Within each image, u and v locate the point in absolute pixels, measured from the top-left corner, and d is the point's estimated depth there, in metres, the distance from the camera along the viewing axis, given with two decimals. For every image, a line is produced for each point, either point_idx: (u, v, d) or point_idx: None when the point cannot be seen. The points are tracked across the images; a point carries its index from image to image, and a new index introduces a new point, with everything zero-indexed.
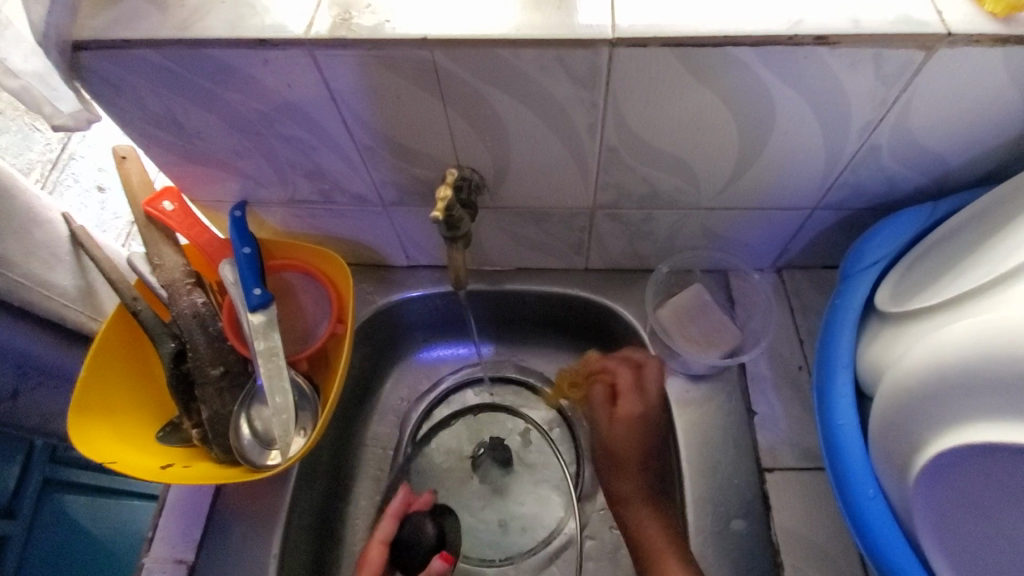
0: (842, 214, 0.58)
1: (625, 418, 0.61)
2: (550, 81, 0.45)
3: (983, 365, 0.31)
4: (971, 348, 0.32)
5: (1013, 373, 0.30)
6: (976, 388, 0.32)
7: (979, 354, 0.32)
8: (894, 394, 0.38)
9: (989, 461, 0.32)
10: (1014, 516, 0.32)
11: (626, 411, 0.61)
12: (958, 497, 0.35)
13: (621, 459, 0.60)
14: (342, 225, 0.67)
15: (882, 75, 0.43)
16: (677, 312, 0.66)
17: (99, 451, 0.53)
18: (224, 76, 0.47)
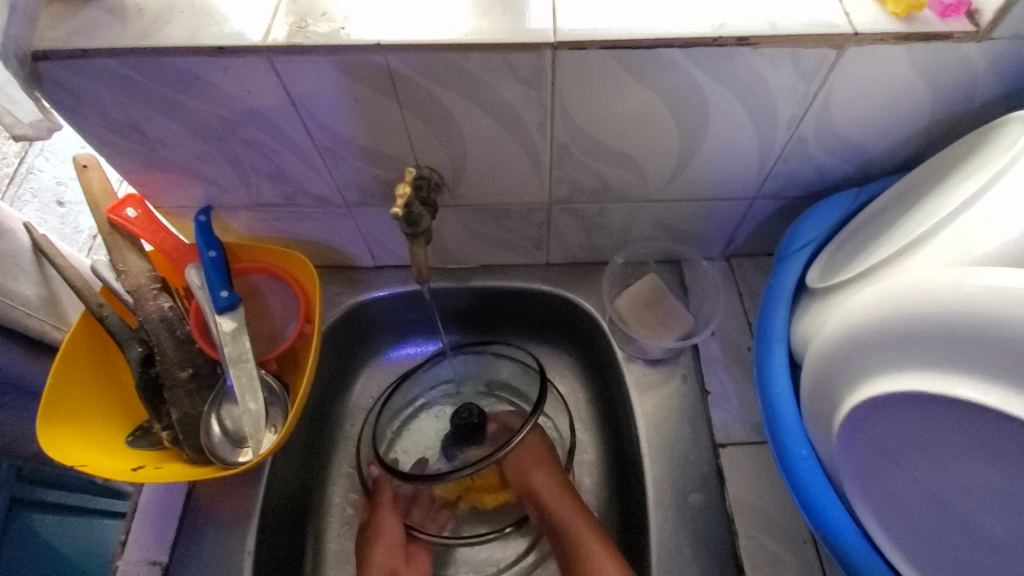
0: (780, 203, 0.62)
1: (532, 472, 0.68)
2: (498, 81, 0.48)
3: (886, 327, 0.35)
4: (877, 312, 0.36)
5: (910, 330, 0.34)
6: (881, 347, 0.36)
7: (883, 317, 0.36)
8: (818, 357, 0.41)
9: (897, 411, 0.36)
10: (919, 459, 0.37)
11: (525, 464, 0.69)
12: (875, 446, 0.39)
13: (540, 491, 0.67)
14: (308, 227, 0.68)
15: (802, 72, 0.47)
16: (635, 297, 0.69)
17: (68, 455, 0.53)
18: (185, 82, 0.49)
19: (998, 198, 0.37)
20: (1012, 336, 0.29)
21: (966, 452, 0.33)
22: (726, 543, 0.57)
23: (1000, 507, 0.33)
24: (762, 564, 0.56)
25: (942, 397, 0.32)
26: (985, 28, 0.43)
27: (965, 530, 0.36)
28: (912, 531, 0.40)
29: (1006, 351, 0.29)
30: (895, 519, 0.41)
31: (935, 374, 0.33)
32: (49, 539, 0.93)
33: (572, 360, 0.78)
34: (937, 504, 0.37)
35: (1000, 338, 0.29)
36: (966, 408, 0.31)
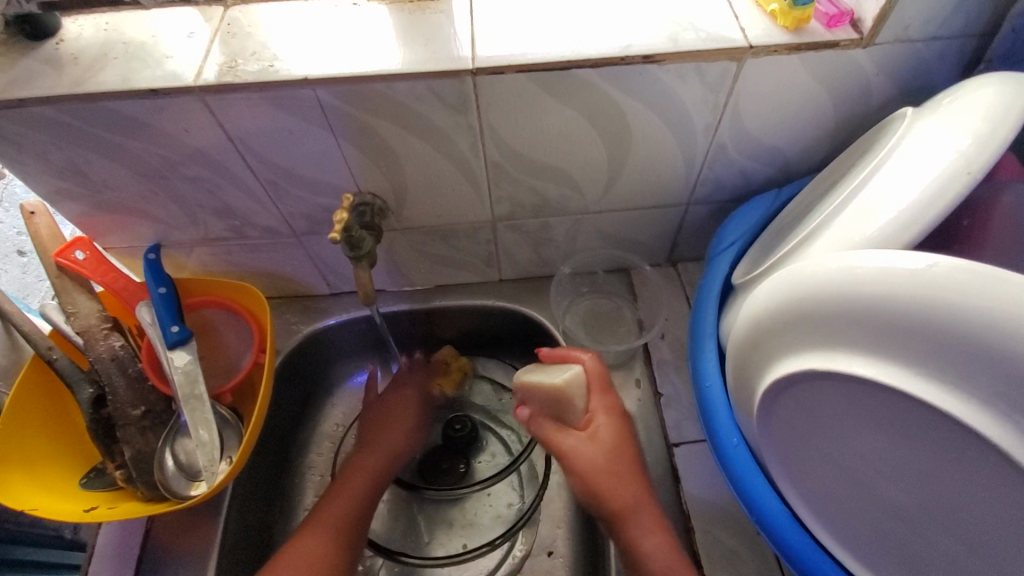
0: (713, 207, 0.65)
1: (618, 457, 0.53)
2: (426, 107, 0.50)
3: (779, 313, 0.38)
4: (773, 299, 0.39)
5: (795, 314, 0.37)
6: (776, 333, 0.38)
7: (775, 302, 0.38)
8: (734, 346, 0.44)
9: (798, 390, 0.38)
10: (823, 435, 0.39)
11: (601, 459, 0.53)
12: (787, 427, 0.42)
13: (625, 502, 0.52)
14: (260, 259, 0.69)
15: (709, 84, 0.50)
16: (604, 396, 0.55)
17: (19, 500, 0.53)
18: (123, 125, 0.50)
19: (882, 181, 0.38)
20: (890, 313, 0.31)
21: (862, 423, 0.36)
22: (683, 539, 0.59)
23: (896, 473, 0.36)
24: (718, 559, 0.57)
25: (833, 373, 0.35)
26: (867, 35, 0.47)
27: (869, 497, 0.39)
28: (827, 503, 0.43)
29: (881, 326, 0.32)
30: (811, 492, 0.44)
31: (831, 353, 0.35)
32: None
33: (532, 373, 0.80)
34: (847, 475, 0.40)
35: (881, 315, 0.32)
36: (857, 382, 0.34)
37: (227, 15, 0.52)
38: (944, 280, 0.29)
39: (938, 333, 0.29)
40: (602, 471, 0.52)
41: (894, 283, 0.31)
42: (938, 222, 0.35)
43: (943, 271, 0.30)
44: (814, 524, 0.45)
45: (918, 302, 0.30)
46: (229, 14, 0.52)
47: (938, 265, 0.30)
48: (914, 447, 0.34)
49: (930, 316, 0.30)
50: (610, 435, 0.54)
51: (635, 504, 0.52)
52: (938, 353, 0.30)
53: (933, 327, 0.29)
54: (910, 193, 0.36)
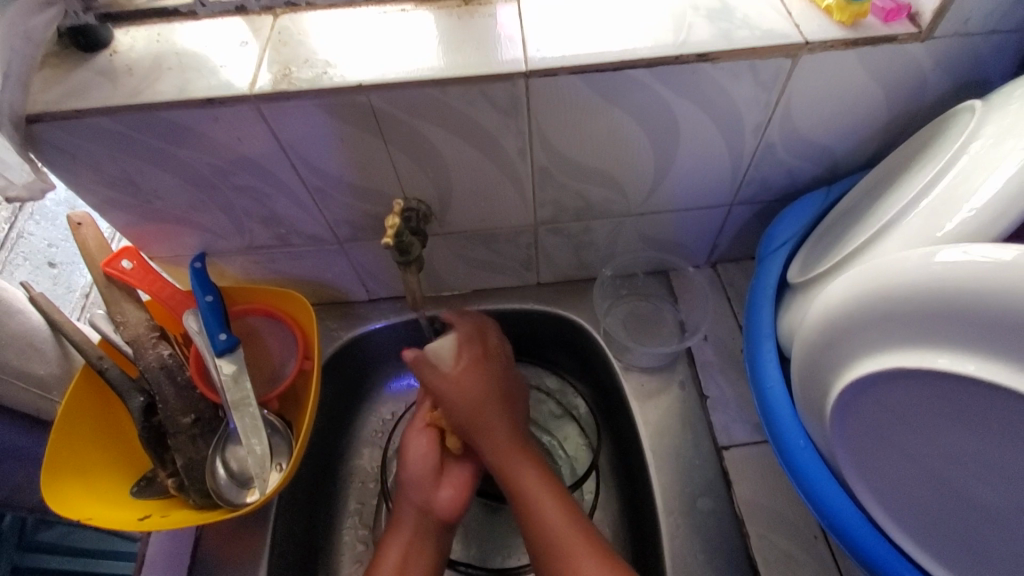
0: (757, 207, 0.65)
1: (490, 405, 0.58)
2: (476, 111, 0.50)
3: (857, 309, 0.38)
4: (849, 296, 0.38)
5: (874, 310, 0.36)
6: (851, 332, 0.38)
7: (851, 299, 0.38)
8: (803, 347, 0.43)
9: (877, 390, 0.38)
10: (902, 435, 0.39)
11: (472, 395, 0.58)
12: (862, 426, 0.41)
13: (494, 440, 0.57)
14: (302, 266, 0.69)
15: (762, 82, 0.49)
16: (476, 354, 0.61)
17: (76, 510, 0.53)
18: (176, 134, 0.51)
19: (958, 174, 0.38)
20: (984, 306, 0.30)
21: (948, 421, 0.35)
22: (738, 544, 0.58)
23: (986, 474, 0.35)
24: (775, 564, 0.56)
25: (918, 370, 0.34)
26: (926, 28, 0.46)
27: (952, 496, 0.38)
28: (906, 503, 0.42)
29: (973, 321, 0.31)
30: (887, 494, 0.43)
31: (914, 350, 0.34)
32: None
33: (572, 374, 0.79)
34: (929, 475, 0.39)
35: (968, 308, 0.31)
36: (944, 378, 0.33)
37: (277, 24, 0.53)
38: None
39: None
40: (461, 407, 0.58)
41: (989, 275, 0.30)
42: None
43: None
44: (889, 527, 0.45)
45: (1007, 295, 0.29)
46: (279, 23, 0.53)
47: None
48: (1008, 445, 0.33)
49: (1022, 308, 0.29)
50: (489, 402, 0.58)
51: (517, 461, 0.56)
52: None
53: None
54: (991, 186, 0.35)
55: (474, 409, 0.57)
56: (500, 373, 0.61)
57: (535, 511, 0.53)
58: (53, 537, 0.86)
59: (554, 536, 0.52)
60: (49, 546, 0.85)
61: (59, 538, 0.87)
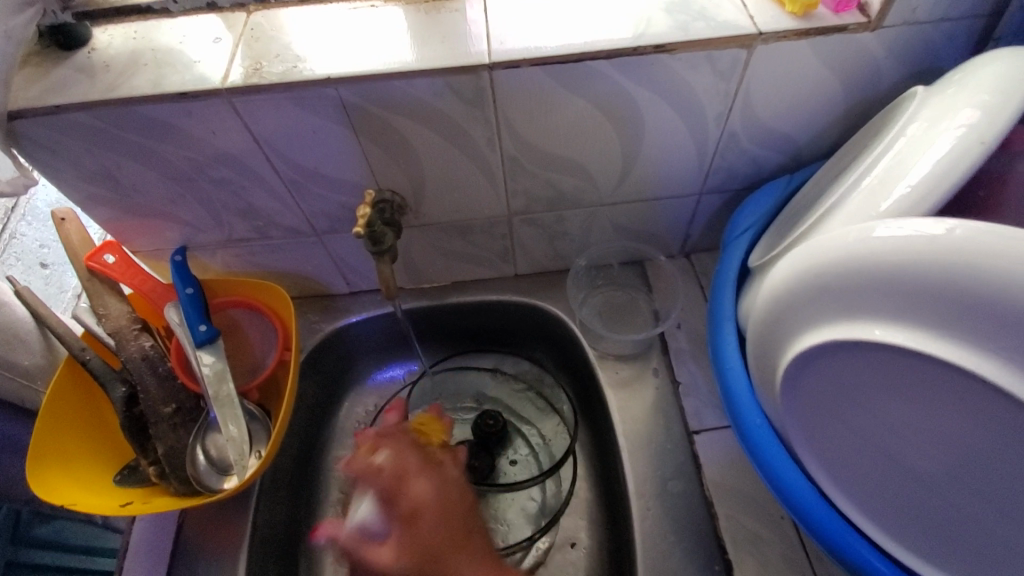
0: (725, 196, 0.66)
1: (435, 518, 0.51)
2: (443, 103, 0.51)
3: (801, 286, 0.39)
4: (793, 273, 0.39)
5: (816, 286, 0.38)
6: (795, 308, 0.40)
7: (796, 276, 0.39)
8: (756, 322, 0.44)
9: (819, 363, 0.39)
10: (845, 408, 0.40)
11: (433, 499, 0.52)
12: (809, 400, 0.43)
13: (450, 567, 0.50)
14: (282, 259, 0.71)
15: (720, 72, 0.51)
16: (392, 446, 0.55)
17: (59, 496, 0.55)
18: (152, 128, 0.52)
19: (897, 153, 0.39)
20: (918, 278, 0.32)
21: (884, 392, 0.37)
22: (707, 524, 0.59)
23: (922, 440, 0.37)
24: (743, 543, 0.57)
25: (856, 342, 0.36)
26: (875, 18, 0.48)
27: (892, 464, 0.40)
28: (851, 474, 0.44)
29: (907, 293, 0.33)
30: (835, 466, 0.45)
31: (852, 322, 0.36)
32: None
33: (551, 366, 0.81)
34: (873, 446, 0.41)
35: (903, 281, 0.33)
36: (879, 349, 0.35)
37: (250, 20, 0.54)
38: (965, 243, 0.30)
39: (961, 297, 0.30)
40: (413, 551, 0.50)
41: (924, 248, 0.32)
42: (954, 186, 0.35)
43: (964, 235, 0.30)
44: (841, 501, 0.46)
45: (939, 267, 0.31)
46: (252, 19, 0.54)
47: (960, 228, 0.31)
48: (940, 411, 0.35)
49: (952, 280, 0.30)
50: (432, 511, 0.52)
51: (456, 563, 0.50)
52: (961, 316, 0.31)
53: (956, 291, 0.30)
54: (925, 163, 0.37)
55: (428, 549, 0.50)
56: (437, 471, 0.55)
57: None
58: (46, 533, 0.89)
59: None
60: (42, 542, 0.89)
61: (52, 535, 0.90)
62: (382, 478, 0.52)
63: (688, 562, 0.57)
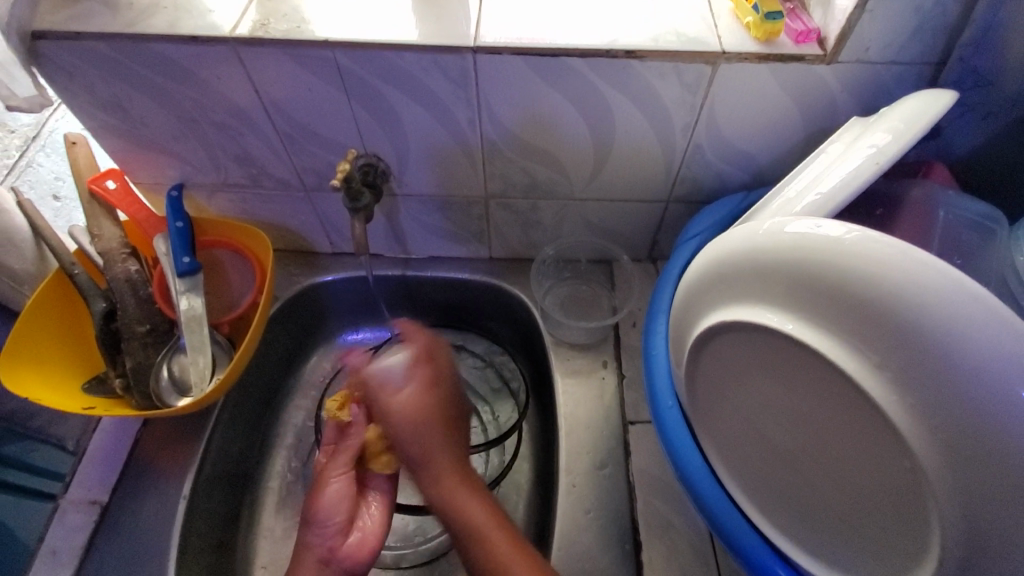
0: (690, 206, 0.70)
1: (421, 421, 0.55)
2: (429, 78, 0.56)
3: (717, 268, 0.42)
4: (714, 256, 0.43)
5: (728, 269, 0.41)
6: (711, 289, 0.43)
7: (716, 259, 0.42)
8: (679, 300, 0.48)
9: (723, 342, 0.43)
10: (744, 391, 0.44)
11: (425, 405, 0.56)
12: (717, 381, 0.46)
13: (439, 470, 0.53)
14: (271, 210, 0.75)
15: (686, 84, 0.55)
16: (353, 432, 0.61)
17: (26, 390, 0.59)
18: (163, 66, 0.57)
19: (821, 166, 0.43)
20: (808, 274, 0.35)
21: (773, 375, 0.41)
22: (626, 507, 0.62)
23: (801, 426, 0.41)
24: (655, 528, 0.61)
25: (750, 325, 0.39)
26: (830, 51, 0.52)
27: (773, 448, 0.44)
28: (741, 458, 0.48)
29: (796, 284, 0.36)
30: (732, 453, 0.49)
31: (751, 306, 0.39)
32: None
33: (512, 350, 0.85)
34: (762, 433, 0.45)
35: (796, 274, 0.36)
36: (767, 333, 0.39)
37: None
38: (853, 246, 0.33)
39: (840, 295, 0.34)
40: (427, 420, 0.55)
41: (818, 248, 0.35)
42: (860, 191, 0.39)
43: (851, 241, 0.34)
44: (734, 488, 0.50)
45: (827, 265, 0.34)
46: None
47: (854, 234, 0.34)
48: (814, 397, 0.39)
49: (835, 277, 0.34)
50: (422, 419, 0.55)
51: (449, 485, 0.53)
52: (835, 309, 0.34)
53: (836, 288, 0.34)
54: (840, 171, 0.40)
55: (422, 441, 0.54)
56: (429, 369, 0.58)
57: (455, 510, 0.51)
58: None
59: (475, 525, 0.51)
60: None
61: None
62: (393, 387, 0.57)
63: (601, 539, 0.61)
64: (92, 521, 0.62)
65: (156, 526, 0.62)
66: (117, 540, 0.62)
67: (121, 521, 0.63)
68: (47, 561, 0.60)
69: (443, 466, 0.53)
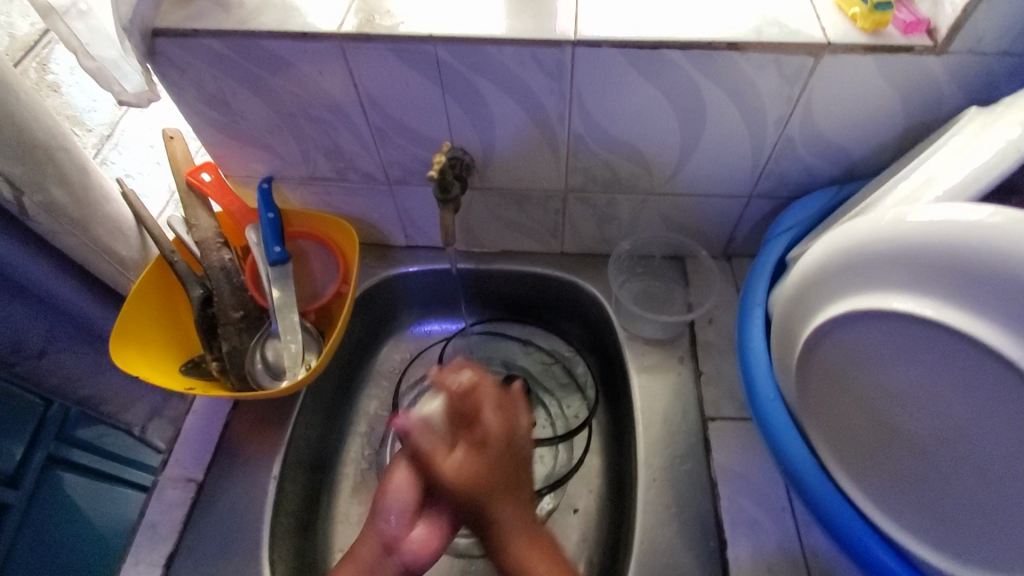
0: (773, 201, 0.69)
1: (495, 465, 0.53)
2: (526, 72, 0.57)
3: (836, 255, 0.43)
4: (830, 245, 0.44)
5: (850, 256, 0.42)
6: (828, 278, 0.44)
7: (835, 247, 0.43)
8: (789, 293, 0.49)
9: (838, 332, 0.44)
10: (860, 381, 0.45)
11: (480, 467, 0.52)
12: (828, 372, 0.47)
13: (499, 506, 0.52)
14: (353, 203, 0.78)
15: (785, 77, 0.55)
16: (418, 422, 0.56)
17: (135, 369, 0.62)
18: (270, 63, 0.59)
19: (936, 165, 0.45)
20: (946, 256, 0.36)
21: (896, 363, 0.42)
22: (708, 503, 0.62)
23: (927, 416, 0.41)
24: (741, 525, 0.60)
25: (877, 311, 0.40)
26: (941, 42, 0.51)
27: (886, 430, 0.45)
28: (848, 440, 0.49)
29: (934, 266, 0.37)
30: (842, 445, 0.49)
31: (878, 292, 0.40)
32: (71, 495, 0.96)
33: (580, 345, 0.85)
34: (881, 425, 0.45)
35: (934, 256, 0.36)
36: (897, 317, 0.39)
37: None
38: (997, 227, 0.34)
39: (988, 273, 0.34)
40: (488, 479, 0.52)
41: (957, 230, 0.35)
42: (1006, 174, 0.40)
43: (993, 221, 0.34)
44: (837, 473, 0.51)
45: (968, 246, 0.35)
46: None
47: (996, 215, 0.34)
48: (942, 376, 0.39)
49: (977, 258, 0.34)
50: (497, 449, 0.53)
51: (497, 507, 0.51)
52: (980, 290, 0.35)
53: (978, 268, 0.34)
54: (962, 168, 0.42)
55: (484, 479, 0.52)
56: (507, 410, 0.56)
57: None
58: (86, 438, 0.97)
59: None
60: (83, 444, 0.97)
61: (90, 440, 0.98)
62: (476, 413, 0.55)
63: (683, 535, 0.60)
64: (189, 496, 0.65)
65: (248, 504, 0.65)
66: (210, 516, 0.64)
67: (214, 497, 0.65)
68: (148, 534, 0.63)
69: (513, 536, 0.51)
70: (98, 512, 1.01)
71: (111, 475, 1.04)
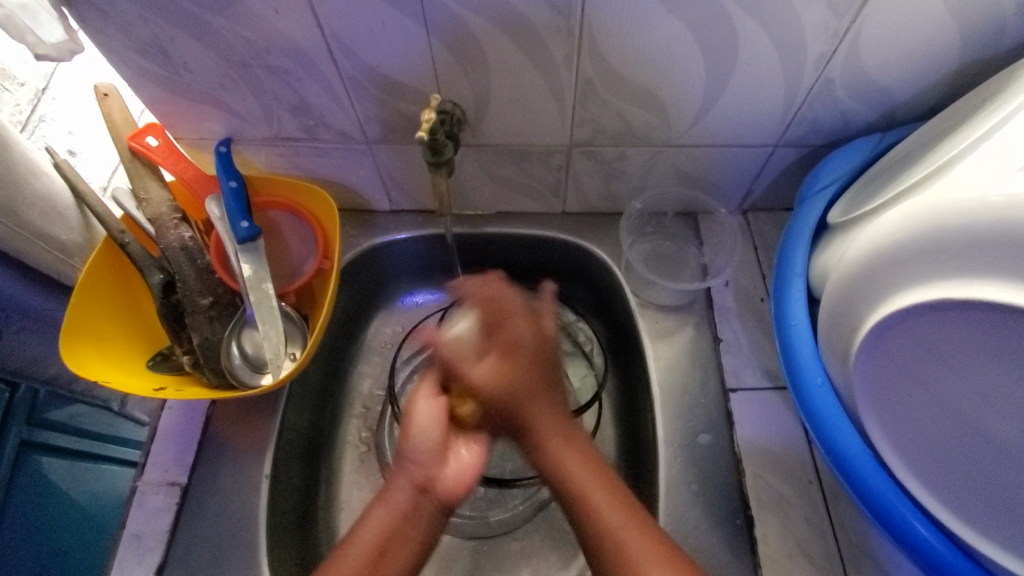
0: (801, 150, 0.62)
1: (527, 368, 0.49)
2: (528, 6, 0.47)
3: (912, 239, 0.41)
4: (905, 229, 0.41)
5: (930, 242, 0.39)
6: (901, 264, 0.42)
7: (911, 230, 0.41)
8: (853, 277, 0.46)
9: (911, 322, 0.41)
10: (929, 369, 0.42)
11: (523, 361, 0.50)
12: (890, 361, 0.45)
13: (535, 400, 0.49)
14: (327, 164, 0.68)
15: (835, 5, 0.46)
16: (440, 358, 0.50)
17: (92, 372, 0.55)
18: (214, 1, 0.49)
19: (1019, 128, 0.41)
20: None
21: (972, 353, 0.39)
22: (733, 481, 0.58)
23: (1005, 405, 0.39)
24: (767, 502, 0.57)
25: (957, 301, 0.37)
26: None
27: (955, 415, 0.43)
28: (906, 422, 0.47)
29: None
30: (899, 429, 0.48)
31: (960, 280, 0.37)
32: (52, 478, 0.89)
33: (586, 309, 0.79)
34: (949, 411, 0.43)
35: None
36: (981, 308, 0.36)
37: None
38: None
39: None
40: (519, 381, 0.49)
41: None
42: None
43: None
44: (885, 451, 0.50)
45: None
46: None
47: None
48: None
49: None
50: (522, 370, 0.49)
51: (542, 404, 0.49)
52: None
53: None
54: None
55: (514, 391, 0.48)
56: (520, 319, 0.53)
57: (577, 488, 0.46)
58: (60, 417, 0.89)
59: (598, 497, 0.46)
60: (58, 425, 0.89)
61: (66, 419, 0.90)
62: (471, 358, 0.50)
63: (707, 516, 0.57)
64: (172, 503, 0.60)
65: (238, 506, 0.60)
66: (197, 522, 0.59)
67: (201, 501, 0.60)
68: (133, 545, 0.58)
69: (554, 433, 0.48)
70: (85, 494, 0.94)
71: (94, 455, 0.97)
